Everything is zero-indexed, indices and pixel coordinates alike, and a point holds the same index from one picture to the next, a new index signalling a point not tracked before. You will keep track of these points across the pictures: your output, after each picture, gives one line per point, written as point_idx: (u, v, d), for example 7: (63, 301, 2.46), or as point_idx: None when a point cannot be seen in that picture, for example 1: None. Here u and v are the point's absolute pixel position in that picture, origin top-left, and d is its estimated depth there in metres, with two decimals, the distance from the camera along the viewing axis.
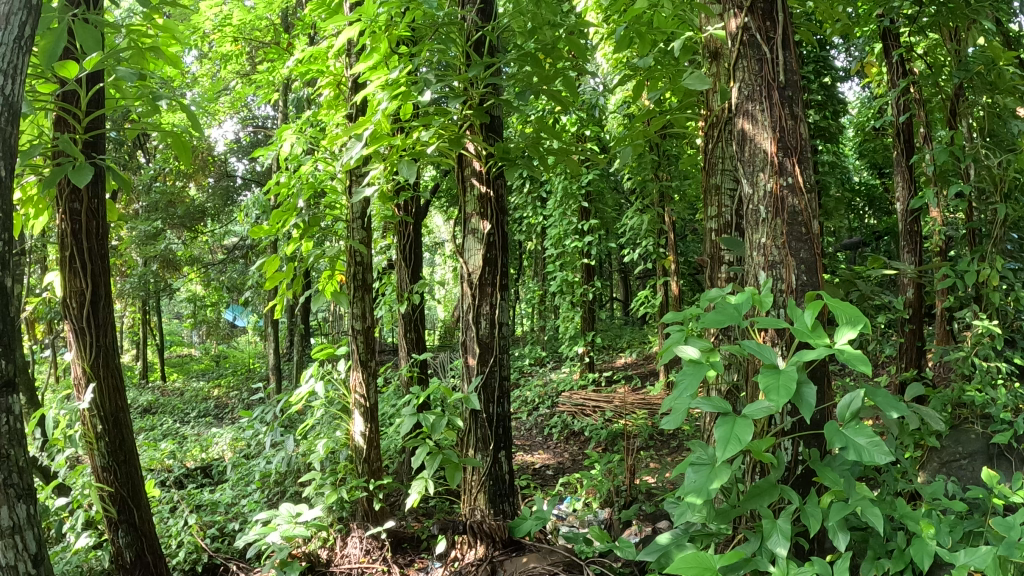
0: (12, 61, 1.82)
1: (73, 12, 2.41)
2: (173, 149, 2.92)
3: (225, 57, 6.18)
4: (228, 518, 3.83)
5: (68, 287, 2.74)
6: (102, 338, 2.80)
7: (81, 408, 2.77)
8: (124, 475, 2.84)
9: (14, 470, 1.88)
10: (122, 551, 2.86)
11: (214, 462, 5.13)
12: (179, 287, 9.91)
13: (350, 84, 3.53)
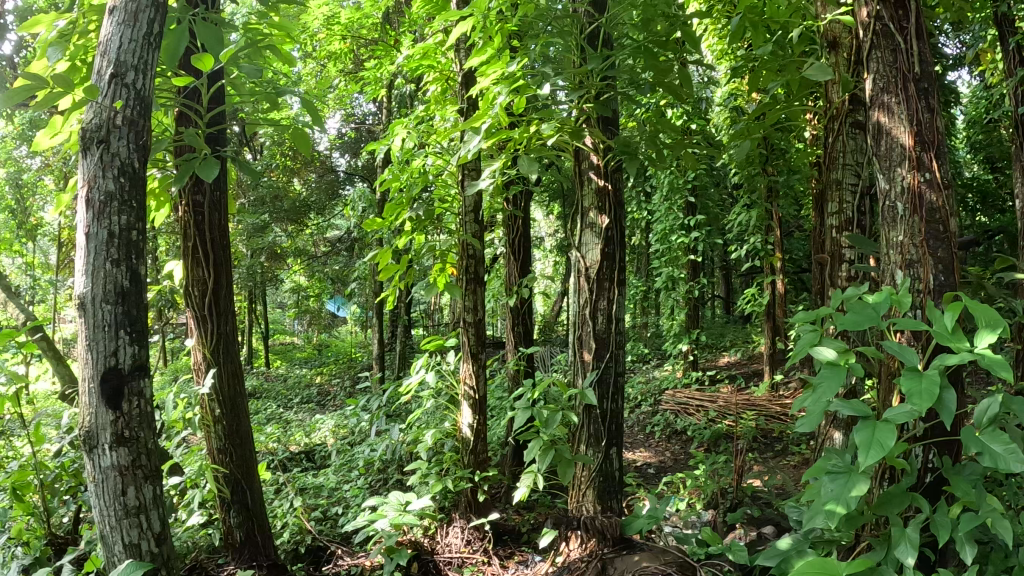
0: (140, 55, 1.98)
1: (194, 11, 2.52)
2: (293, 143, 3.07)
3: (333, 55, 6.37)
4: (331, 501, 3.98)
5: (190, 276, 2.89)
6: (222, 325, 2.94)
7: (202, 392, 2.91)
8: (238, 457, 2.97)
9: (142, 450, 2.04)
10: (232, 531, 2.97)
11: (321, 447, 5.33)
12: (284, 279, 10.32)
13: (462, 80, 3.62)
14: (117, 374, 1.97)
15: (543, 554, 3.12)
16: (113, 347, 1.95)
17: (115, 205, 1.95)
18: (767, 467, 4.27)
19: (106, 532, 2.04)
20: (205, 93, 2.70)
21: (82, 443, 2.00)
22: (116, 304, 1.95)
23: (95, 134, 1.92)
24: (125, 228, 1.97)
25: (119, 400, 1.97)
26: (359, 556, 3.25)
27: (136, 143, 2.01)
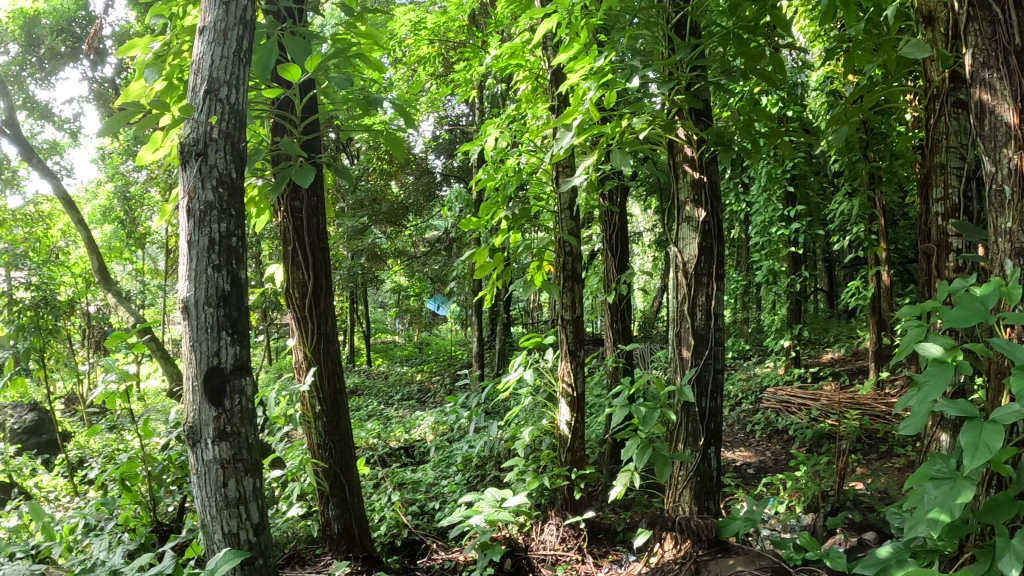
0: (231, 71, 2.09)
1: (282, 27, 2.64)
2: (387, 147, 3.14)
3: (422, 59, 6.49)
4: (429, 496, 4.07)
5: (292, 278, 3.02)
6: (322, 325, 3.05)
7: (303, 390, 3.03)
8: (338, 452, 3.09)
9: (243, 445, 2.15)
10: (330, 523, 3.10)
11: (419, 443, 5.45)
12: (385, 279, 10.61)
13: (551, 77, 3.60)
14: (220, 373, 2.08)
15: (638, 554, 3.07)
16: (216, 348, 2.06)
17: (215, 214, 2.06)
18: (873, 469, 4.05)
19: (207, 522, 2.16)
20: (299, 103, 2.81)
21: (187, 437, 2.13)
22: (217, 307, 2.06)
23: (193, 148, 2.04)
24: (224, 235, 2.08)
25: (221, 397, 2.08)
26: (454, 551, 3.31)
27: (232, 154, 2.12)
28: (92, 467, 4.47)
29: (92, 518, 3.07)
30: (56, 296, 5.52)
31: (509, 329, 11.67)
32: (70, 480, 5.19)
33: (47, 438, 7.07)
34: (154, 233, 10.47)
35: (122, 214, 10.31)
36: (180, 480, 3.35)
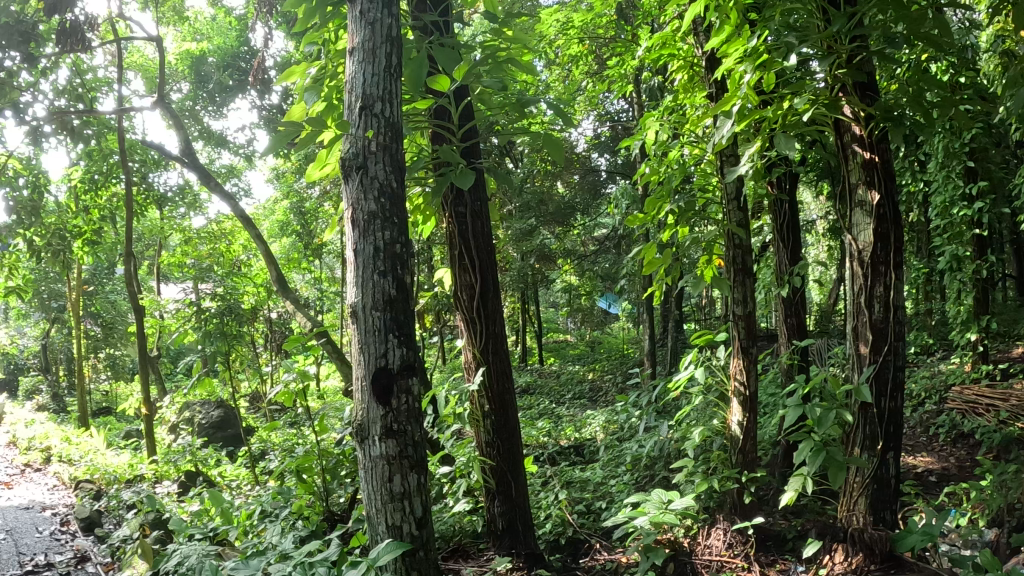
0: (383, 86, 2.22)
1: (431, 39, 2.75)
2: (544, 148, 3.11)
3: (574, 58, 6.55)
4: (598, 496, 4.07)
5: (460, 281, 3.14)
6: (490, 325, 3.14)
7: (473, 388, 3.13)
8: (505, 450, 3.17)
9: (409, 442, 2.26)
10: (495, 519, 3.18)
11: (589, 442, 5.46)
12: (556, 279, 10.75)
13: (706, 62, 3.43)
14: (387, 373, 2.20)
15: (808, 564, 2.89)
16: (383, 349, 2.19)
17: (377, 223, 2.20)
18: None
19: (374, 512, 2.29)
20: (457, 112, 2.90)
21: (358, 433, 2.28)
22: (384, 311, 2.19)
23: (353, 162, 2.19)
24: (388, 243, 2.20)
25: (388, 396, 2.21)
26: (615, 551, 3.30)
27: (391, 166, 2.24)
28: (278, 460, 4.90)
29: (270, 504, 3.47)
30: (239, 304, 5.98)
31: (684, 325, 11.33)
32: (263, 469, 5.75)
33: (231, 432, 7.82)
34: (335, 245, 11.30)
35: (300, 227, 11.29)
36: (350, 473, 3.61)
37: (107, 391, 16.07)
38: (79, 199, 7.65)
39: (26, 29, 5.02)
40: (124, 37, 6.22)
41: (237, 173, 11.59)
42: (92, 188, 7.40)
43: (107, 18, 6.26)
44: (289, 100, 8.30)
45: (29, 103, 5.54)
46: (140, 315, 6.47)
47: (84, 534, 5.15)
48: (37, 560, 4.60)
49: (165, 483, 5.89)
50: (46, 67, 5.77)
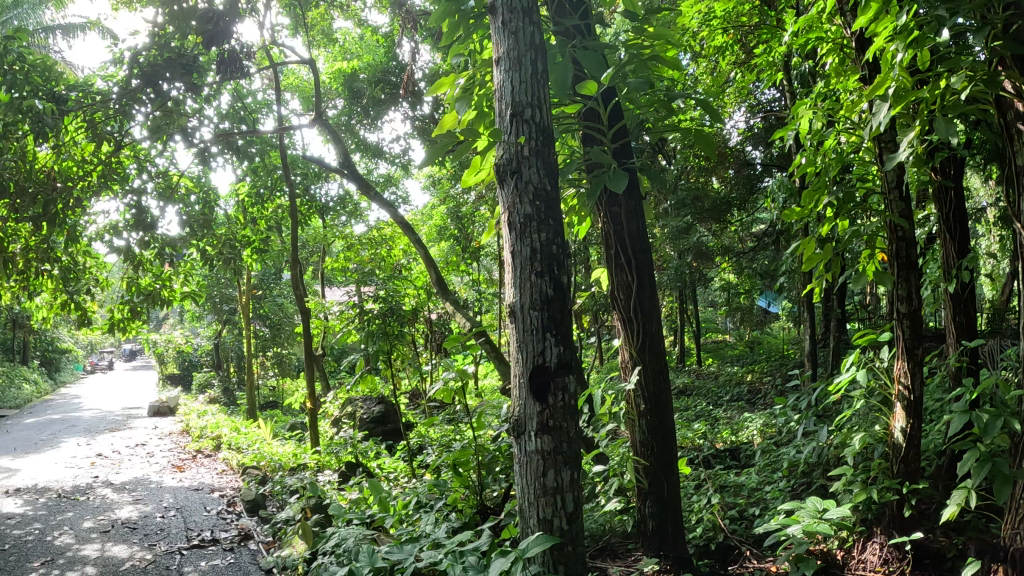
0: (532, 92, 2.28)
1: (574, 43, 2.78)
2: (695, 144, 2.97)
3: (719, 50, 6.37)
4: (751, 501, 3.90)
5: (617, 281, 3.14)
6: (647, 325, 3.10)
7: (627, 387, 3.10)
8: (659, 451, 3.09)
9: (564, 439, 2.28)
10: (646, 520, 3.10)
11: (747, 446, 5.25)
12: (711, 278, 10.41)
13: (854, 43, 3.13)
14: (545, 371, 2.25)
15: None
16: (541, 347, 2.23)
17: (533, 225, 2.25)
18: None
19: (527, 506, 2.35)
20: (606, 112, 2.89)
21: (515, 428, 2.35)
22: (541, 311, 2.23)
23: (508, 168, 2.28)
24: (544, 244, 2.25)
25: (545, 394, 2.25)
26: (766, 560, 3.18)
27: (545, 169, 2.29)
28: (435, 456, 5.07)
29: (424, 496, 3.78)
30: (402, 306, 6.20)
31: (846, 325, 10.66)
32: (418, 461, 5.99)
33: (392, 427, 8.10)
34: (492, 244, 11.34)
35: (457, 231, 11.37)
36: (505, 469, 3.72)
37: (280, 385, 17.36)
38: (248, 212, 8.32)
39: (188, 60, 5.55)
40: (280, 61, 6.68)
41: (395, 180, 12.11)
42: (259, 200, 8.09)
43: (262, 44, 6.74)
44: (440, 108, 8.57)
45: (196, 127, 6.09)
46: (308, 316, 6.95)
47: (249, 515, 5.58)
48: (203, 536, 5.10)
49: (326, 472, 6.23)
50: (209, 93, 6.32)
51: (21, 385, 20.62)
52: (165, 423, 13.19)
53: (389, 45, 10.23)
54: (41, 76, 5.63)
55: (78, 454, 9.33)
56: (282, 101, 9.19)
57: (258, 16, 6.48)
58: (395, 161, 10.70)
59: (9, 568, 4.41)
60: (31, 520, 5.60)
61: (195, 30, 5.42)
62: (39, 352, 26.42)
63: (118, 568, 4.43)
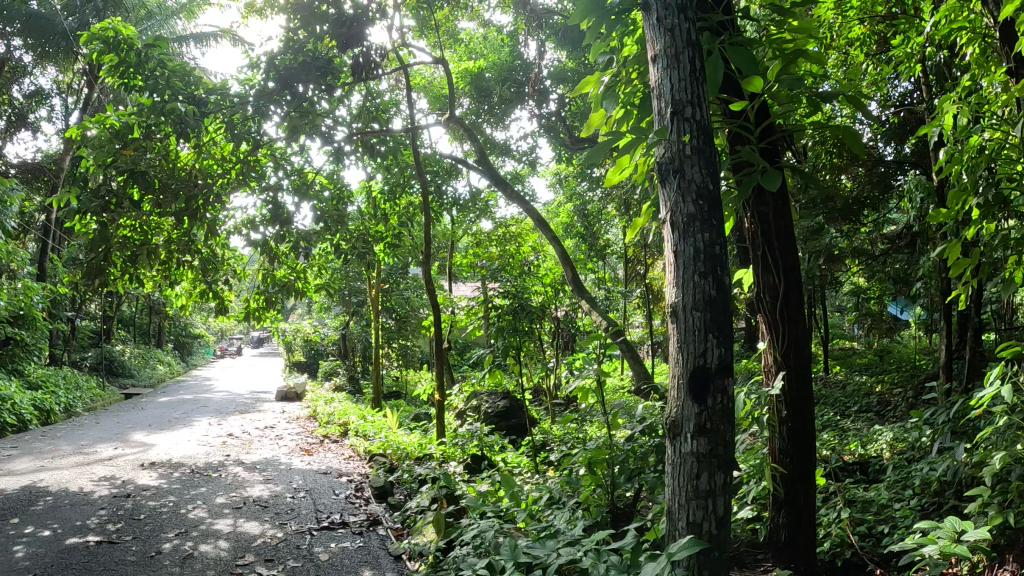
0: (692, 91, 2.34)
1: (721, 39, 2.70)
2: (842, 142, 2.79)
3: (851, 43, 6.11)
4: (879, 519, 3.71)
5: (763, 282, 3.05)
6: (792, 329, 2.98)
7: (769, 393, 3.01)
8: (800, 461, 2.98)
9: (720, 441, 2.30)
10: (778, 529, 3.03)
11: (876, 460, 4.99)
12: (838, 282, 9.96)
13: (1000, 33, 2.91)
14: (706, 372, 2.27)
15: None
16: (702, 349, 2.26)
17: (694, 224, 2.28)
18: None
19: (676, 508, 2.35)
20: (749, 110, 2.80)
21: (671, 429, 2.37)
22: (704, 311, 2.25)
23: (669, 166, 2.33)
24: (708, 243, 2.27)
25: (705, 396, 2.27)
26: None
27: (707, 168, 2.33)
28: (563, 455, 5.08)
29: (557, 493, 4.13)
30: (528, 300, 6.80)
31: (986, 336, 9.92)
32: (539, 457, 6.04)
33: (516, 422, 8.05)
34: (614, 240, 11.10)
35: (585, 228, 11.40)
36: (637, 471, 3.77)
37: (401, 376, 17.84)
38: (380, 209, 9.08)
39: (323, 63, 5.97)
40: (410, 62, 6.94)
41: (521, 177, 12.10)
42: (393, 196, 8.69)
43: (392, 47, 6.96)
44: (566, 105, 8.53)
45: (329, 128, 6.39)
46: (436, 310, 7.26)
47: (377, 502, 5.88)
48: (333, 519, 5.38)
49: (450, 462, 6.34)
50: (341, 97, 6.63)
51: (159, 366, 22.20)
52: (290, 408, 13.88)
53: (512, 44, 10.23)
54: (184, 81, 6.07)
55: (212, 433, 9.94)
56: (408, 101, 9.49)
57: (387, 19, 6.67)
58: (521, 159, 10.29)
59: (148, 536, 4.69)
60: (167, 492, 5.99)
61: (328, 33, 6.06)
62: (174, 337, 28.57)
63: (251, 543, 4.69)
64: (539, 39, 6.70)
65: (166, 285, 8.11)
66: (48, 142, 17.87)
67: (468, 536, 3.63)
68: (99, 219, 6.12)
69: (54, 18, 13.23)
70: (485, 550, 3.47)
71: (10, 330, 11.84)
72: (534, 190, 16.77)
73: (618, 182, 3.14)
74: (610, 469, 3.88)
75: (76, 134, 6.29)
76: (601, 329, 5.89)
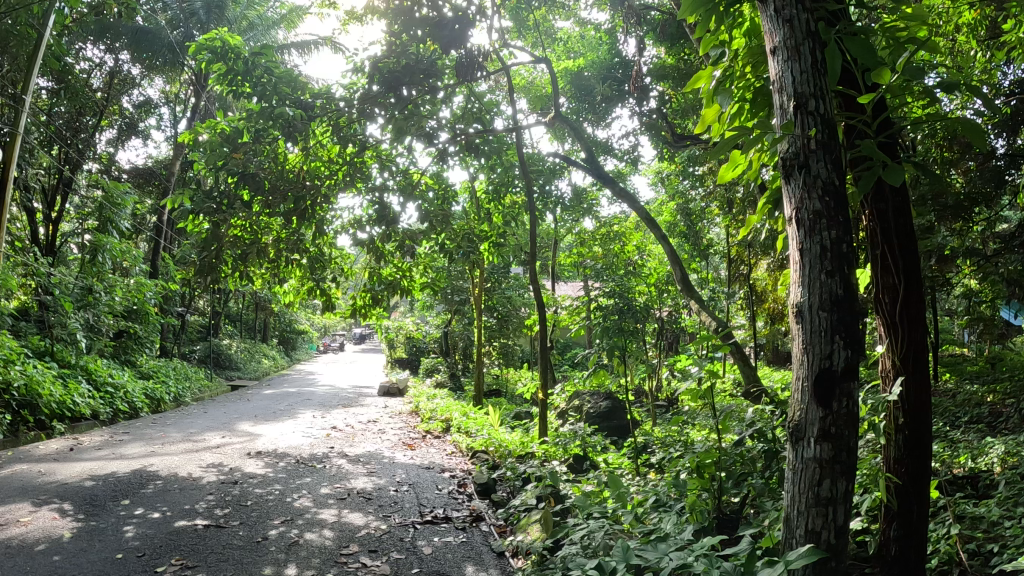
0: (814, 83, 2.29)
1: (837, 28, 2.55)
2: (967, 135, 2.59)
3: (966, 28, 5.77)
4: (995, 537, 3.50)
5: (883, 282, 2.86)
6: (914, 333, 2.79)
7: (887, 398, 2.84)
8: (918, 474, 2.78)
9: (844, 448, 2.24)
10: (888, 543, 2.83)
11: (992, 473, 4.72)
12: (955, 283, 9.42)
13: None
14: (832, 375, 2.21)
15: None
16: (828, 351, 2.20)
17: (821, 223, 2.23)
18: None
19: (795, 515, 2.33)
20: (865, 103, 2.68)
21: (793, 434, 2.33)
22: (831, 312, 2.20)
23: (795, 161, 2.29)
24: (834, 242, 2.22)
25: (829, 399, 2.22)
26: None
27: (833, 164, 2.26)
28: (667, 457, 5.01)
29: (663, 497, 4.11)
30: (632, 300, 6.81)
31: None
32: (640, 459, 5.98)
33: (618, 423, 7.96)
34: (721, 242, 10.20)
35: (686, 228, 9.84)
36: (744, 475, 3.83)
37: (501, 373, 17.96)
38: (487, 209, 9.28)
39: (425, 66, 6.08)
40: (509, 63, 7.06)
41: (624, 175, 11.92)
42: (497, 197, 8.83)
43: (493, 47, 7.05)
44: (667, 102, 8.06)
45: (432, 127, 6.59)
46: (541, 309, 7.38)
47: (480, 498, 6.03)
48: (436, 514, 5.52)
49: (552, 462, 6.35)
50: (442, 99, 6.81)
51: (264, 360, 23.29)
52: (391, 404, 14.28)
53: (612, 41, 9.19)
54: (288, 86, 6.32)
55: (317, 425, 10.32)
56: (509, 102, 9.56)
57: (487, 20, 6.74)
58: (623, 158, 9.69)
59: (253, 522, 4.91)
60: (272, 481, 6.26)
61: (428, 35, 6.21)
62: (280, 332, 29.97)
63: (354, 534, 4.85)
64: (638, 36, 6.55)
65: (276, 282, 8.61)
66: (160, 148, 18.95)
67: (577, 536, 3.72)
68: (213, 221, 6.52)
69: (161, 32, 13.93)
70: (594, 550, 3.57)
71: (126, 324, 12.64)
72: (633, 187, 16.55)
73: (730, 177, 3.11)
74: (717, 473, 3.82)
75: (192, 140, 6.69)
76: (709, 330, 5.82)
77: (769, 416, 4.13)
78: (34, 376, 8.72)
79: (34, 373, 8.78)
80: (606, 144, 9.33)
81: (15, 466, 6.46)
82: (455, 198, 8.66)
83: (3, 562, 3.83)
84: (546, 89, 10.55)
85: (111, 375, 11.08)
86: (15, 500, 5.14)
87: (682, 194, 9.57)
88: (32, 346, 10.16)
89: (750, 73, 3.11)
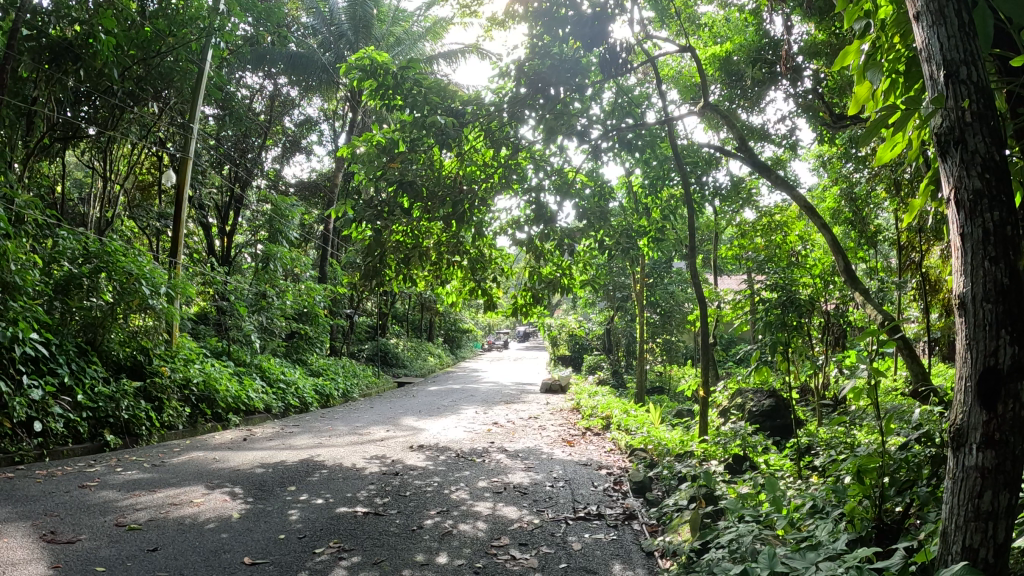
0: (965, 48, 2.03)
1: None
2: None
3: None
4: None
5: None
6: None
7: None
8: None
9: (1011, 456, 1.96)
10: None
11: None
12: None
13: None
14: (997, 375, 1.95)
15: None
16: (992, 347, 1.94)
17: (983, 203, 1.96)
18: None
19: (952, 529, 2.10)
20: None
21: (956, 438, 2.09)
22: (996, 303, 1.93)
23: (949, 137, 2.03)
24: (999, 224, 1.94)
25: (993, 400, 1.96)
26: None
27: (992, 136, 1.99)
28: (831, 460, 4.68)
29: (820, 502, 3.81)
30: (796, 294, 6.43)
31: None
32: (805, 461, 5.64)
33: (782, 423, 7.54)
34: (889, 227, 9.41)
35: (852, 214, 9.06)
36: (909, 484, 3.48)
37: (665, 370, 17.63)
38: (642, 205, 9.10)
39: (570, 65, 6.15)
40: (654, 53, 6.85)
41: (783, 163, 11.27)
42: (652, 191, 8.64)
43: (637, 40, 6.94)
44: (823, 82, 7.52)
45: (584, 125, 6.60)
46: (703, 305, 7.15)
47: (635, 496, 5.99)
48: (589, 510, 5.55)
49: (710, 461, 6.15)
50: (592, 96, 6.81)
51: (431, 358, 24.45)
52: (554, 400, 14.45)
53: (758, 21, 8.60)
54: (439, 96, 6.71)
55: (478, 421, 10.66)
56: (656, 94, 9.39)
57: (626, 14, 6.63)
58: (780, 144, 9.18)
59: (410, 512, 5.19)
60: (432, 473, 6.57)
61: (571, 34, 6.24)
62: (444, 331, 31.34)
63: (506, 527, 4.98)
64: (784, 14, 6.13)
65: (438, 284, 8.95)
66: (322, 161, 20.41)
67: (725, 540, 3.55)
68: (374, 227, 6.95)
69: (314, 55, 15.06)
70: (741, 555, 3.39)
71: (297, 325, 13.83)
72: (797, 173, 15.59)
73: (891, 157, 2.74)
74: (879, 479, 3.49)
75: (347, 154, 7.19)
76: (877, 325, 5.38)
77: (939, 418, 3.71)
78: (211, 373, 9.83)
79: (211, 371, 9.93)
80: (762, 130, 8.86)
81: (193, 453, 7.25)
82: (611, 195, 8.59)
83: (177, 537, 4.33)
84: (693, 80, 10.25)
85: (283, 372, 12.12)
86: (192, 483, 5.78)
87: (845, 179, 8.83)
88: (212, 347, 11.43)
89: (902, 43, 2.79)
